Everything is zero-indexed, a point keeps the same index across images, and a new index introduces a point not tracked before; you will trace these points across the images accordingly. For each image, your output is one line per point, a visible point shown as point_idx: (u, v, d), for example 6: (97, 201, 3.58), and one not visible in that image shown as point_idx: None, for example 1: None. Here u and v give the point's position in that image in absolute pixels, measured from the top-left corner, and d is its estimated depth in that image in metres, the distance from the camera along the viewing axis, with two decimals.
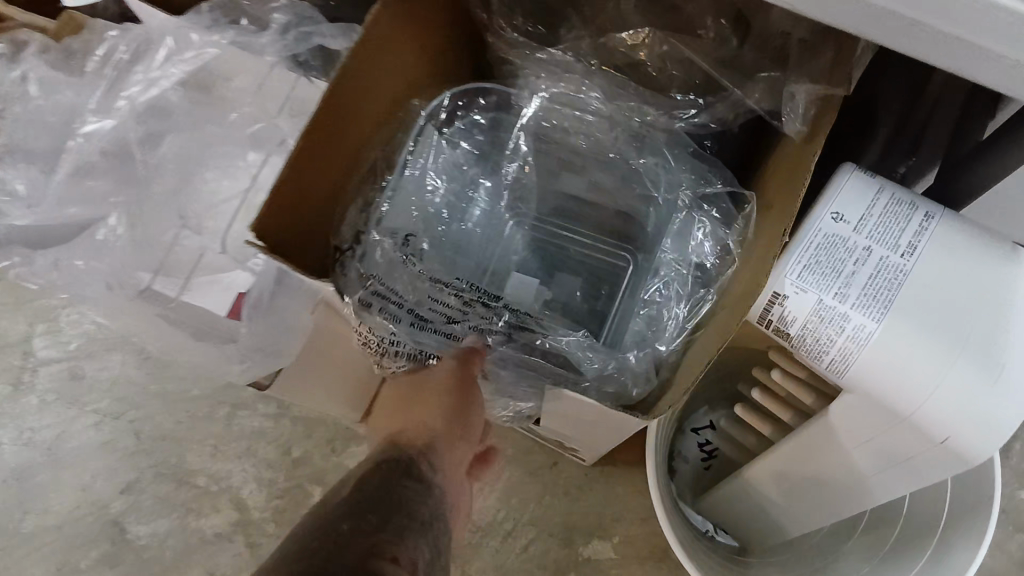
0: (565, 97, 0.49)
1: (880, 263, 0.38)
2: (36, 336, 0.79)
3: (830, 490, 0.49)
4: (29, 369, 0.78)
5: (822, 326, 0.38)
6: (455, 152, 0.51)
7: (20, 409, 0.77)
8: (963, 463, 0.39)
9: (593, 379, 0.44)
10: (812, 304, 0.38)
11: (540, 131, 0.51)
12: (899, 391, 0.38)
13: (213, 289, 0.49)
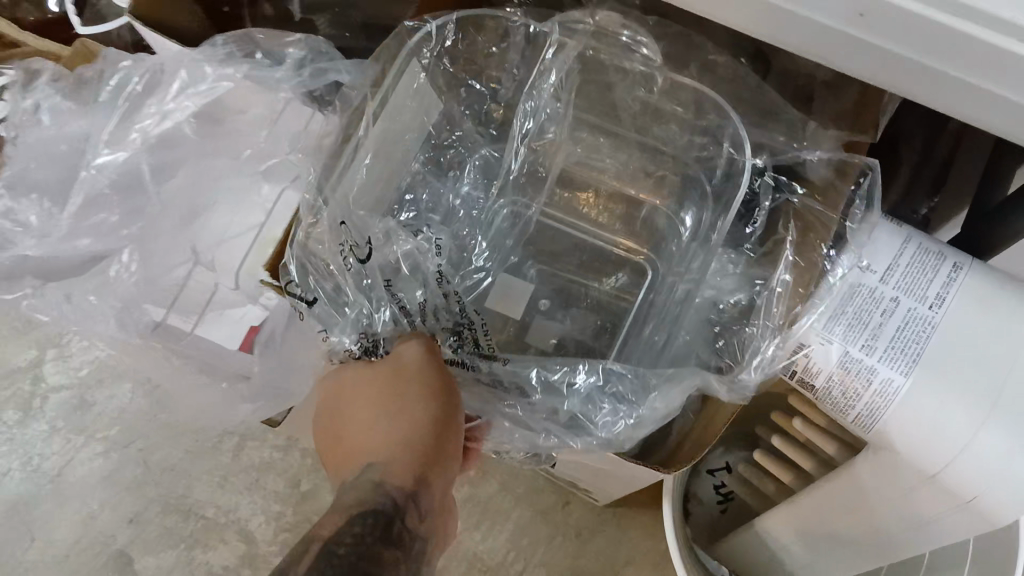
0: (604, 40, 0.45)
1: (908, 315, 0.37)
2: (47, 362, 0.79)
3: (852, 548, 0.47)
4: (40, 396, 0.78)
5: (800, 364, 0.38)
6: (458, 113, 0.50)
7: (29, 436, 0.77)
8: (992, 529, 0.36)
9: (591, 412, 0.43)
10: (825, 350, 0.37)
11: (570, 87, 0.48)
12: (926, 448, 0.36)
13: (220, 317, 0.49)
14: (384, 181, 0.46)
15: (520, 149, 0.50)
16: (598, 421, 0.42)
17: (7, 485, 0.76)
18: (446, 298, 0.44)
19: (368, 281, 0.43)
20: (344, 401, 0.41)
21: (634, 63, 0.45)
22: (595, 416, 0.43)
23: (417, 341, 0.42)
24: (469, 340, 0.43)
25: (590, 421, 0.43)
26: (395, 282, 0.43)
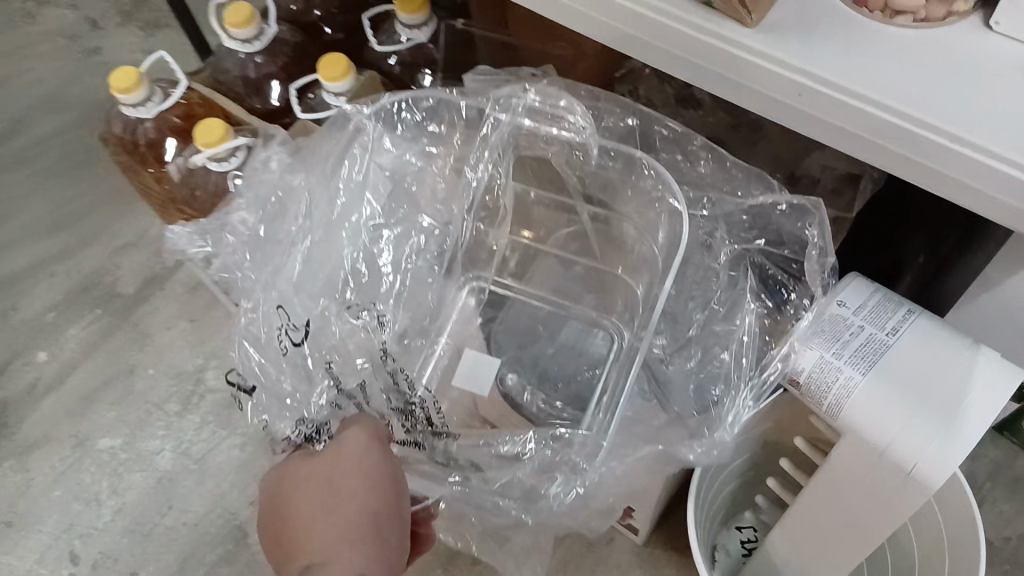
0: (542, 119, 0.58)
1: (869, 337, 0.52)
2: (209, 369, 0.99)
3: (838, 542, 0.59)
4: (199, 394, 0.98)
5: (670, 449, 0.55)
6: (395, 205, 0.63)
7: (184, 425, 0.96)
8: (928, 495, 0.49)
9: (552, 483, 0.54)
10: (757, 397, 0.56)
11: (506, 159, 0.61)
12: (877, 428, 0.50)
13: (293, 367, 0.60)
14: (334, 260, 0.61)
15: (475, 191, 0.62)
16: (524, 475, 0.54)
17: (159, 466, 0.94)
18: (394, 375, 0.60)
19: (317, 364, 0.60)
20: (298, 490, 0.53)
21: (566, 132, 0.57)
22: (536, 483, 0.54)
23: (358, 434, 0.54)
24: (406, 414, 0.59)
25: (543, 493, 0.54)
26: (337, 362, 0.60)
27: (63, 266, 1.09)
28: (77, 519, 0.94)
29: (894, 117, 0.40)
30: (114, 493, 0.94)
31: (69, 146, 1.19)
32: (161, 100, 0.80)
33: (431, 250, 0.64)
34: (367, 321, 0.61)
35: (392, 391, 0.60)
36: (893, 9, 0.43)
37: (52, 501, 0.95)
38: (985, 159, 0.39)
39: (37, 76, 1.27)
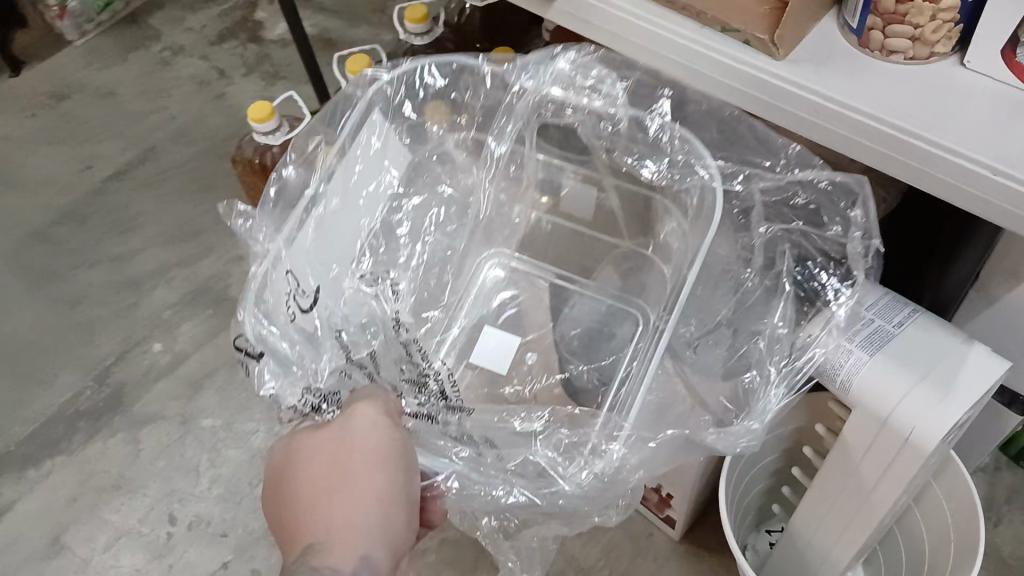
0: (571, 88, 0.65)
1: (878, 327, 0.62)
2: None
3: (851, 510, 0.68)
4: None
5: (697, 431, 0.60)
6: (407, 182, 0.72)
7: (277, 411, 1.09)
8: (924, 455, 0.59)
9: (572, 468, 0.58)
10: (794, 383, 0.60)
11: (526, 130, 0.70)
12: (882, 398, 0.59)
13: (300, 321, 0.61)
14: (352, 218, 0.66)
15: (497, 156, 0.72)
16: (540, 449, 0.60)
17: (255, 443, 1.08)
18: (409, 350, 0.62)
19: (330, 326, 0.61)
20: (315, 458, 0.58)
21: (599, 100, 0.64)
22: (551, 460, 0.59)
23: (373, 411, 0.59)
24: (410, 374, 0.62)
25: (560, 473, 0.58)
26: (347, 333, 0.62)
27: (180, 272, 1.24)
28: (177, 486, 1.06)
29: (895, 131, 0.51)
30: (212, 466, 1.07)
31: (194, 172, 1.37)
32: (285, 130, 0.96)
33: (434, 223, 0.75)
34: (382, 291, 0.65)
35: (405, 362, 0.62)
36: (889, 49, 0.53)
37: (157, 469, 1.08)
38: (970, 165, 0.49)
39: (170, 113, 1.46)
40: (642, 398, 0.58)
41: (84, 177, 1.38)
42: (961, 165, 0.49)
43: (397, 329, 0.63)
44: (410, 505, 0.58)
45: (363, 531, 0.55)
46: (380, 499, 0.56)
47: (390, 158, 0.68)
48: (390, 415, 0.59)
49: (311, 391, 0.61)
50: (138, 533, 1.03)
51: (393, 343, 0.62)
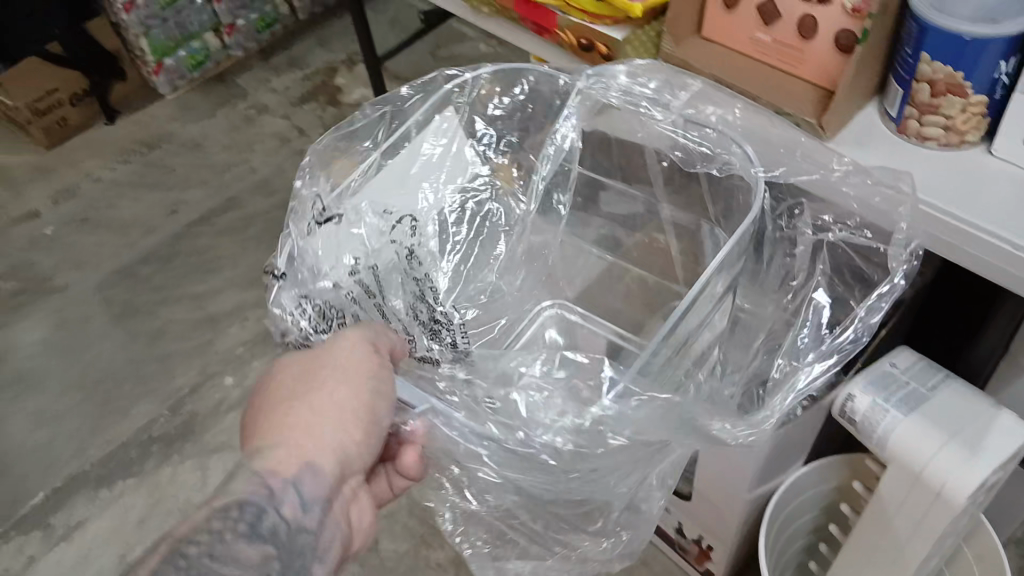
0: (629, 98, 0.62)
1: (911, 390, 0.67)
2: None
3: (887, 565, 0.72)
4: None
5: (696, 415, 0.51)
6: (469, 173, 0.68)
7: None
8: (953, 510, 0.63)
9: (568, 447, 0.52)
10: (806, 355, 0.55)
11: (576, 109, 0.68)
12: (914, 453, 0.64)
13: (317, 257, 0.57)
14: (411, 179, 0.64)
15: (549, 165, 0.71)
16: (523, 400, 0.54)
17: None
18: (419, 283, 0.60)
19: (345, 260, 0.58)
20: (290, 386, 0.51)
21: (645, 88, 0.62)
22: (550, 443, 0.52)
23: (359, 340, 0.52)
24: (423, 322, 0.59)
25: (548, 425, 0.53)
26: (362, 258, 0.58)
27: (254, 313, 1.32)
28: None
29: (927, 206, 0.57)
30: None
31: (273, 222, 1.46)
32: None
33: (486, 222, 0.70)
34: (406, 227, 0.61)
35: (417, 297, 0.59)
36: (924, 135, 0.59)
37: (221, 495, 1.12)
38: (992, 241, 0.55)
39: (252, 167, 1.57)
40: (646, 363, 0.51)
41: (171, 222, 1.48)
42: (986, 239, 0.55)
43: (411, 257, 0.60)
44: (374, 430, 0.51)
45: (312, 439, 0.49)
46: (339, 413, 0.50)
47: (455, 156, 0.66)
48: (376, 339, 0.53)
49: (321, 309, 0.56)
50: None
51: (406, 274, 0.59)
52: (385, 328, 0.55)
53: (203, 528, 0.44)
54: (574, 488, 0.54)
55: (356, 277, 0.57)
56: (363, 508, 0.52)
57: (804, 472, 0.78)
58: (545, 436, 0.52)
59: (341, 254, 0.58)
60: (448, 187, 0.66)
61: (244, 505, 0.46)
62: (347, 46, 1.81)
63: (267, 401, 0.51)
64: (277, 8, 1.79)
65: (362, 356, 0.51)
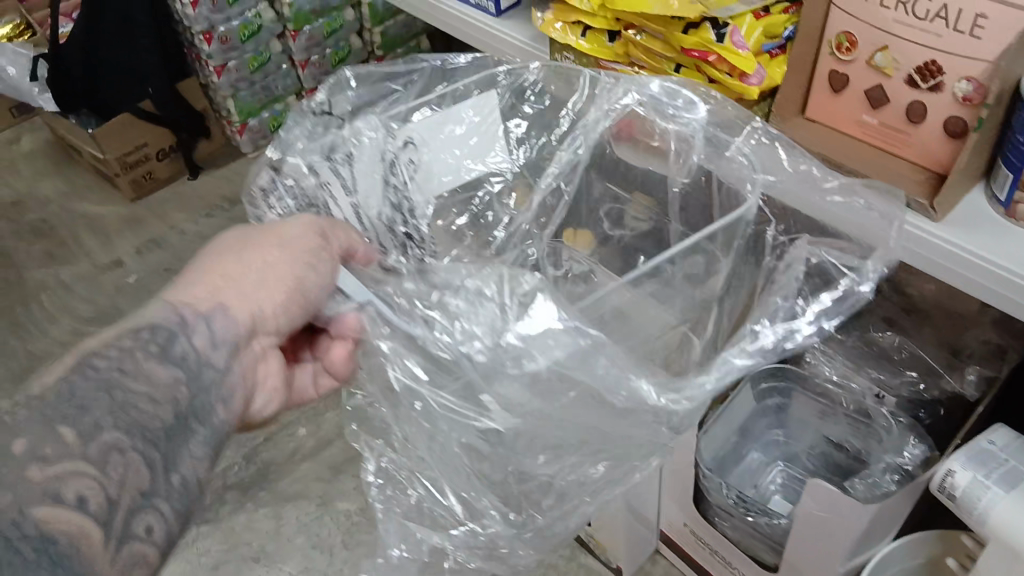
0: (653, 109, 0.66)
1: (1012, 468, 0.68)
2: None
3: None
4: None
5: (624, 372, 0.48)
6: (490, 161, 0.70)
7: None
8: None
9: (481, 361, 0.49)
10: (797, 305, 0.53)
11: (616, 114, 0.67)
12: (1017, 530, 0.64)
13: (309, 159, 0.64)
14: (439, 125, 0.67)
15: (567, 153, 0.70)
16: (438, 335, 0.51)
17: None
18: (398, 215, 0.64)
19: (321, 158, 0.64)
20: (230, 244, 0.55)
21: (654, 90, 0.65)
22: (468, 353, 0.50)
23: (304, 221, 0.56)
24: (395, 235, 0.63)
25: (454, 338, 0.50)
26: (350, 181, 0.63)
27: None
28: (313, 564, 1.07)
29: None
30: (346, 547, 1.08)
31: None
32: None
33: (494, 203, 0.71)
34: (401, 159, 0.65)
35: (390, 213, 0.63)
36: None
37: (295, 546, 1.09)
38: None
39: None
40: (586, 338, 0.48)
41: None
42: None
43: (392, 186, 0.64)
44: (296, 299, 0.54)
45: (232, 289, 0.53)
46: (258, 273, 0.53)
47: (483, 133, 0.69)
48: (326, 229, 0.57)
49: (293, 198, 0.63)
50: None
51: (394, 204, 0.64)
52: (348, 226, 0.59)
53: (113, 343, 0.47)
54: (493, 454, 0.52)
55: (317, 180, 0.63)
56: (272, 368, 0.56)
57: (894, 548, 0.78)
58: (460, 343, 0.50)
59: (339, 166, 0.63)
60: (466, 161, 0.69)
61: (155, 329, 0.48)
62: None
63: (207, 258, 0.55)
64: None
65: (295, 226, 0.55)
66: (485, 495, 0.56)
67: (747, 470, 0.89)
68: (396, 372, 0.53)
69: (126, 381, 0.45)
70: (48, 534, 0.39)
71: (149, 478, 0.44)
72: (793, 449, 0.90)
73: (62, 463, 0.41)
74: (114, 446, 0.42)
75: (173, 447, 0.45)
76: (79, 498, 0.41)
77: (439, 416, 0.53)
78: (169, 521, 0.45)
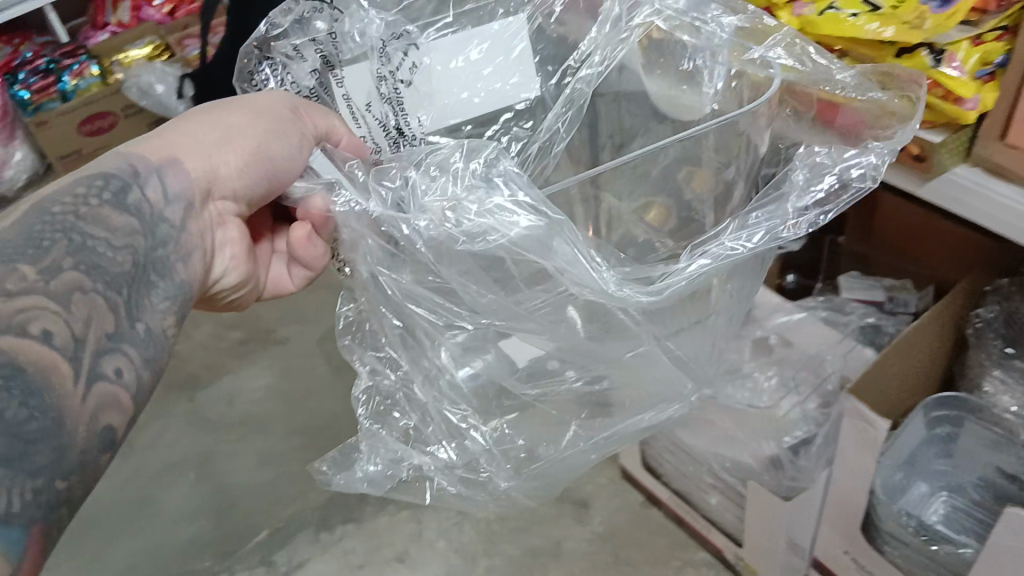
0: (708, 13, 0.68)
1: None
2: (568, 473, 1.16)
3: None
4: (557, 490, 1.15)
5: (584, 253, 0.51)
6: (519, 86, 0.70)
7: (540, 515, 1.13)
8: None
9: (459, 242, 0.51)
10: (784, 211, 0.56)
11: (673, 24, 0.68)
12: None
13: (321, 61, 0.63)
14: (484, 53, 0.68)
15: (590, 80, 0.72)
16: (416, 218, 0.52)
17: (529, 539, 1.10)
18: (395, 123, 0.66)
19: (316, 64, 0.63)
20: (197, 120, 0.57)
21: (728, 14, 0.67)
22: (429, 238, 0.52)
23: (272, 96, 0.59)
24: (388, 134, 0.66)
25: (442, 223, 0.52)
26: (346, 85, 0.63)
27: None
28: (454, 568, 1.09)
29: None
30: (488, 554, 1.10)
31: None
32: None
33: (511, 128, 0.73)
34: (406, 72, 0.65)
35: (385, 114, 0.65)
36: None
37: (437, 550, 1.11)
38: None
39: None
40: (554, 225, 0.50)
41: None
42: None
43: (392, 98, 0.65)
44: (258, 166, 0.57)
45: (190, 150, 0.56)
46: (219, 137, 0.57)
47: (507, 55, 0.69)
48: (296, 106, 0.59)
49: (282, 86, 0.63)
50: None
51: (384, 108, 0.65)
52: (329, 111, 0.61)
53: (70, 190, 0.49)
54: (459, 341, 0.55)
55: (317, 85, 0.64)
56: (230, 237, 0.59)
57: None
58: (434, 227, 0.51)
59: (343, 78, 0.63)
60: (488, 82, 0.69)
61: (109, 178, 0.51)
62: None
63: (170, 131, 0.57)
64: None
65: (268, 100, 0.58)
66: (463, 403, 0.58)
67: (914, 499, 0.88)
68: (364, 262, 0.54)
69: (85, 225, 0.47)
70: (19, 362, 0.40)
71: (116, 322, 0.46)
72: (958, 479, 0.88)
73: (28, 298, 0.42)
74: (78, 286, 0.44)
75: (135, 293, 0.48)
76: (45, 332, 0.42)
77: (399, 299, 0.55)
78: (138, 370, 0.46)
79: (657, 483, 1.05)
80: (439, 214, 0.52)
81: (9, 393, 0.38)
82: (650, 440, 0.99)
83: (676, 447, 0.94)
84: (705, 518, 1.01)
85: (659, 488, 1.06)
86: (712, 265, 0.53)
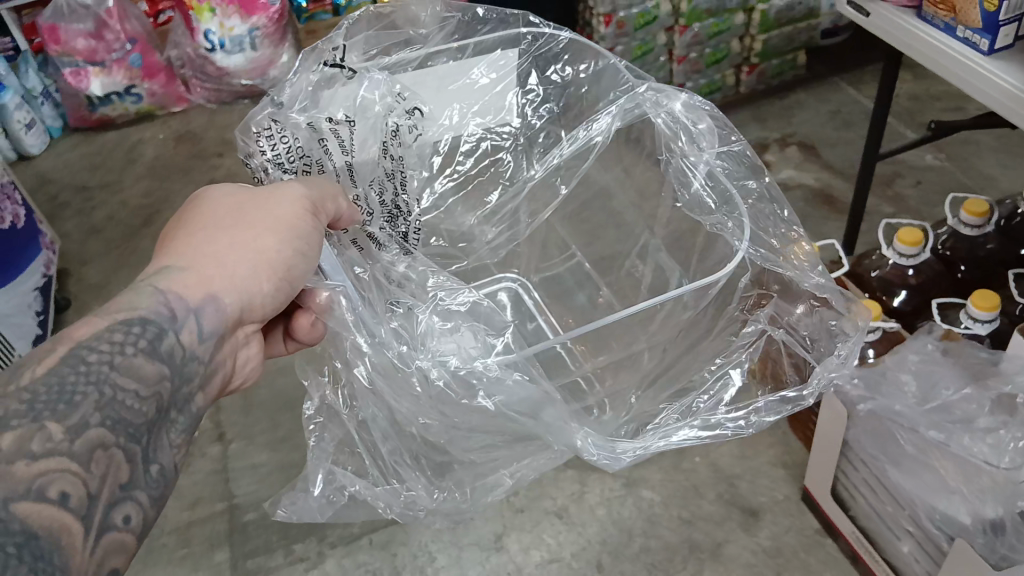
0: (704, 135, 0.84)
1: None
2: (744, 478, 1.13)
3: None
4: (728, 491, 1.12)
5: (568, 424, 0.65)
6: (491, 122, 1.01)
7: (705, 510, 1.11)
8: None
9: (457, 393, 0.65)
10: (727, 409, 0.70)
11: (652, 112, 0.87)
12: None
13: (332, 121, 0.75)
14: (481, 91, 0.99)
15: (572, 141, 0.98)
16: (423, 361, 0.65)
17: (691, 532, 1.09)
18: (390, 192, 0.83)
19: (326, 126, 0.75)
20: (229, 235, 0.64)
21: (733, 147, 0.83)
22: (431, 375, 0.65)
23: (294, 195, 0.66)
24: (383, 204, 0.82)
25: (449, 372, 0.65)
26: (355, 154, 0.78)
27: None
28: (608, 539, 1.10)
29: None
30: (645, 533, 1.10)
31: None
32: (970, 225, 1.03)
33: (494, 164, 1.03)
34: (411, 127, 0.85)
35: (380, 185, 0.82)
36: None
37: (596, 516, 1.12)
38: None
39: None
40: (541, 394, 0.65)
41: None
42: None
43: (394, 172, 0.83)
44: (282, 286, 0.65)
45: (224, 282, 0.62)
46: (250, 261, 0.63)
47: (487, 96, 0.99)
48: (317, 204, 0.68)
49: (287, 146, 0.73)
50: (568, 564, 1.08)
51: (388, 175, 0.82)
52: (337, 194, 0.70)
53: (106, 336, 0.54)
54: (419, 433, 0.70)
55: (329, 147, 0.75)
56: (251, 351, 0.67)
57: None
58: (432, 372, 0.65)
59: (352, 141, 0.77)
60: (471, 117, 1.00)
61: (147, 323, 0.56)
62: (782, 126, 1.79)
63: (200, 249, 0.63)
64: (727, 78, 1.86)
65: (290, 205, 0.66)
66: (417, 470, 0.74)
67: None
68: (370, 368, 0.68)
69: (115, 376, 0.52)
70: (29, 530, 0.43)
71: (127, 474, 0.50)
72: None
73: (51, 460, 0.47)
74: (100, 444, 0.49)
75: (149, 441, 0.53)
76: (62, 494, 0.46)
77: (393, 398, 0.68)
78: (144, 511, 0.52)
79: (841, 515, 1.01)
80: (435, 362, 0.65)
81: (21, 559, 0.42)
82: (844, 466, 0.95)
83: (876, 481, 0.90)
84: (887, 564, 0.96)
85: (841, 519, 1.01)
86: (649, 448, 0.67)
